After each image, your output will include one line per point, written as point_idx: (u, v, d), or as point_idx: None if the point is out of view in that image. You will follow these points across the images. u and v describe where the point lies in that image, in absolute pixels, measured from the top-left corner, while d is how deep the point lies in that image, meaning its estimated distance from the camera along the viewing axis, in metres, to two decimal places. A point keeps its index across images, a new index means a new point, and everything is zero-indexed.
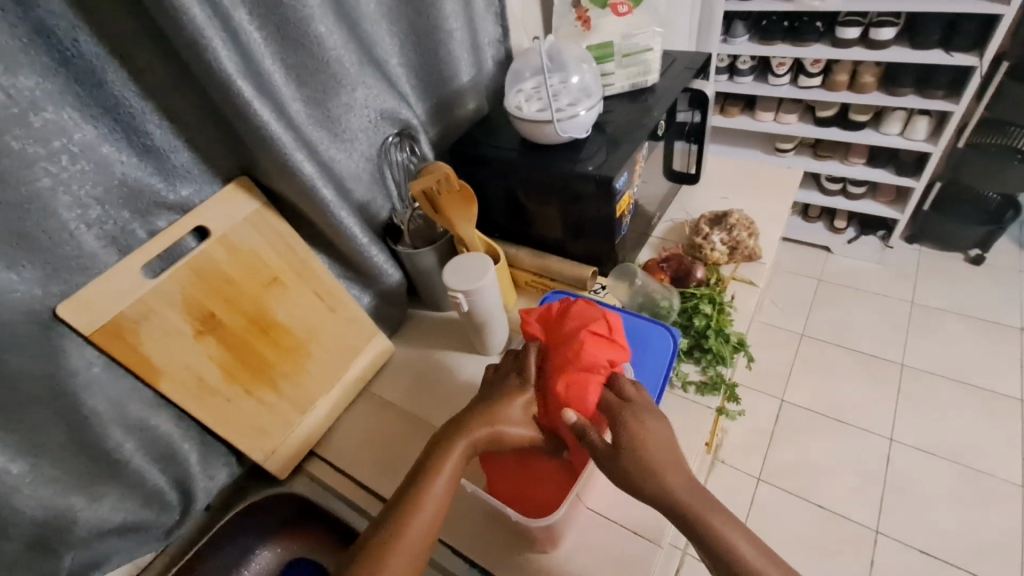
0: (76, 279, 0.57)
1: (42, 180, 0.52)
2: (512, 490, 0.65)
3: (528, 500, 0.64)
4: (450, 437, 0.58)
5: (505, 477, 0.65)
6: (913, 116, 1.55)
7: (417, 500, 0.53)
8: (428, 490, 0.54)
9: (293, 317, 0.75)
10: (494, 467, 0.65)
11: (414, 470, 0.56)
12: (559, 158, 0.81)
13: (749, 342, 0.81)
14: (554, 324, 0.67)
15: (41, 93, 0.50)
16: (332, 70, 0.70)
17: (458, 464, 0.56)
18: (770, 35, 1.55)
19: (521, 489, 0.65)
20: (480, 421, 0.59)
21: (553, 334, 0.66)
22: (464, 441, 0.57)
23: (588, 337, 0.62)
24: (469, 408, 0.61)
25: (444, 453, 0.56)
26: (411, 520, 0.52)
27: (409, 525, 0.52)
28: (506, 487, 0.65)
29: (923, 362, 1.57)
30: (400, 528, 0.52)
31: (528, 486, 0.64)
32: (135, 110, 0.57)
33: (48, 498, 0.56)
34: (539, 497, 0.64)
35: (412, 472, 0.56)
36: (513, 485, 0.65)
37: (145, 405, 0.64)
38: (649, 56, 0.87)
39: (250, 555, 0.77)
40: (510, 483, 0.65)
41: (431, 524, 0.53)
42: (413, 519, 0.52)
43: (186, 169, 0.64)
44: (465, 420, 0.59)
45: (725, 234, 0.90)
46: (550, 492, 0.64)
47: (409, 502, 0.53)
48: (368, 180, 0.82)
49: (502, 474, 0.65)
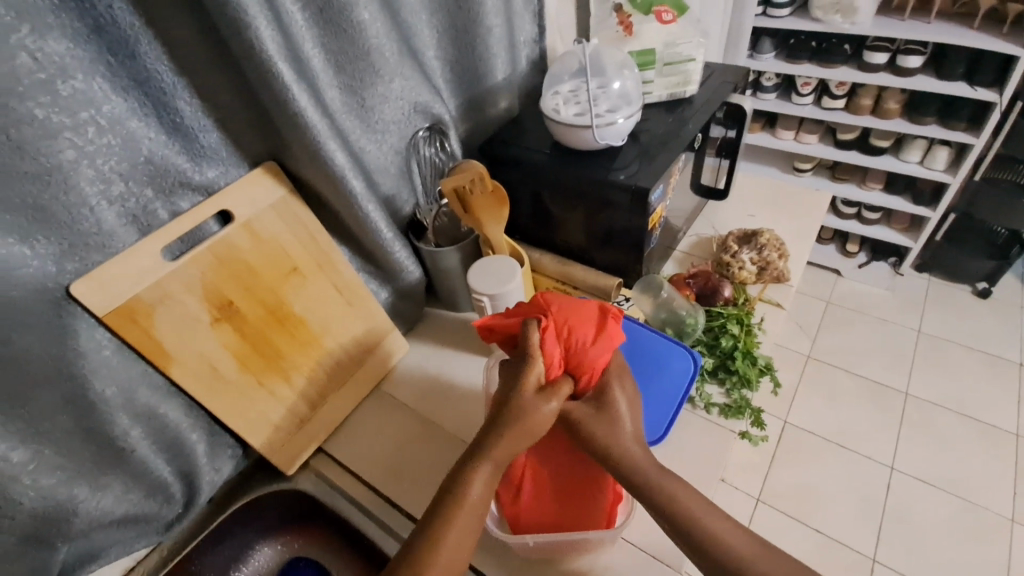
0: (92, 257, 0.54)
1: (65, 152, 0.49)
2: (551, 517, 0.61)
3: (575, 520, 0.61)
4: (472, 458, 0.53)
5: (536, 497, 0.62)
6: (934, 146, 1.54)
7: (441, 528, 0.50)
8: (454, 518, 0.50)
9: (310, 309, 0.73)
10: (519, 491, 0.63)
11: (437, 498, 0.52)
12: (592, 165, 0.79)
13: (775, 367, 0.79)
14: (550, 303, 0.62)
15: (71, 60, 0.47)
16: (371, 59, 0.67)
17: (484, 481, 0.53)
18: (798, 53, 1.53)
19: (560, 512, 0.61)
20: (504, 437, 0.53)
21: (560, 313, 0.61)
22: (487, 462, 0.53)
23: (608, 322, 0.61)
24: (493, 420, 0.55)
25: (466, 479, 0.52)
26: (436, 549, 0.49)
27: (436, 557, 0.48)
28: (545, 510, 0.61)
29: (927, 392, 1.56)
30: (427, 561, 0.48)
31: (567, 500, 0.62)
32: (166, 84, 0.55)
33: (49, 487, 0.53)
34: (586, 513, 0.61)
35: (436, 499, 0.52)
36: (550, 512, 0.61)
37: (155, 392, 0.61)
38: (690, 66, 0.85)
39: (251, 551, 0.75)
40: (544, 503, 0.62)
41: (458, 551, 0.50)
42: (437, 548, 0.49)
43: (213, 150, 0.62)
44: (488, 433, 0.54)
45: (754, 253, 0.88)
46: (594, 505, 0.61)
47: (434, 533, 0.49)
48: (395, 172, 0.79)
49: (532, 496, 0.62)
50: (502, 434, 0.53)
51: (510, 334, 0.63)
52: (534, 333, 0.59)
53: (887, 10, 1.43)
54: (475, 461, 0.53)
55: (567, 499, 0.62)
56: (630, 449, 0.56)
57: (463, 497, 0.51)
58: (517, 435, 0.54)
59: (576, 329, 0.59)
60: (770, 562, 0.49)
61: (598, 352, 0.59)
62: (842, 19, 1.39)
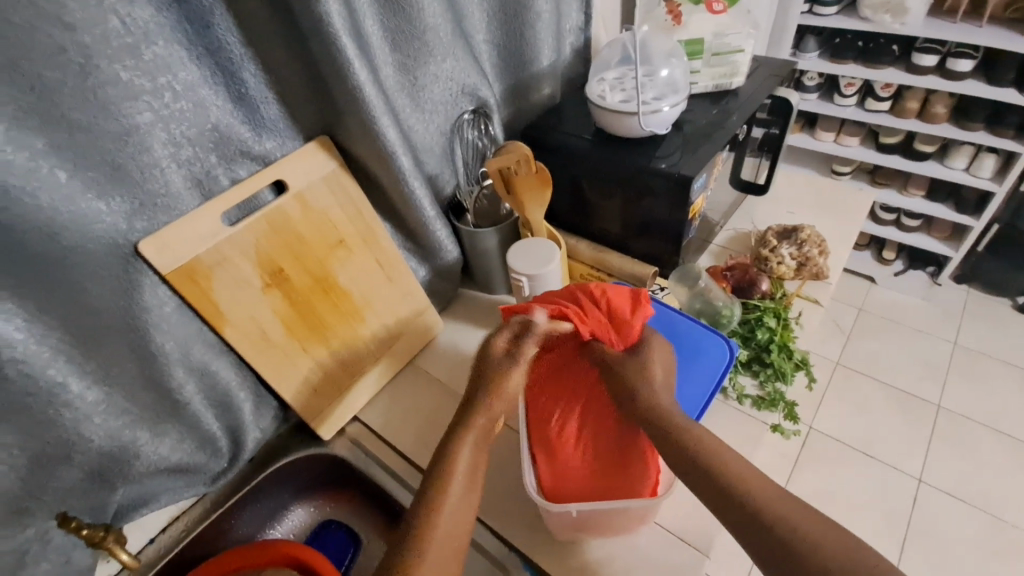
0: (159, 217, 0.57)
1: (142, 114, 0.52)
2: (593, 486, 0.61)
3: (617, 490, 0.60)
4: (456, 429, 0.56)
5: (576, 464, 0.62)
6: (981, 153, 1.49)
7: (440, 494, 0.51)
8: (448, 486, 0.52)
9: (353, 280, 0.75)
10: (560, 459, 0.62)
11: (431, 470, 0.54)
12: (634, 153, 0.79)
13: (811, 362, 0.79)
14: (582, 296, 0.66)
15: (154, 26, 0.50)
16: (426, 38, 0.69)
17: (471, 449, 0.55)
18: (843, 53, 1.49)
19: (601, 481, 0.61)
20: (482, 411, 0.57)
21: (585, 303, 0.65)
22: (472, 432, 0.56)
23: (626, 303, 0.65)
24: (469, 395, 0.60)
25: (453, 450, 0.55)
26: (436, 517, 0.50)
27: (439, 522, 0.50)
28: (586, 479, 0.61)
29: (959, 407, 1.52)
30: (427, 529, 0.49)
31: (608, 468, 0.62)
32: (235, 55, 0.57)
33: (116, 429, 0.57)
34: (625, 486, 0.60)
35: (428, 472, 0.54)
36: (589, 483, 0.61)
37: (208, 350, 0.64)
38: (738, 57, 0.85)
39: (286, 511, 0.78)
40: (584, 470, 0.62)
41: (460, 516, 0.51)
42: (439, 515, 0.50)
43: (273, 122, 0.64)
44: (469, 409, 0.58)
45: (794, 248, 0.88)
46: (638, 473, 0.60)
47: (433, 503, 0.51)
48: (440, 153, 0.81)
49: (573, 463, 0.62)
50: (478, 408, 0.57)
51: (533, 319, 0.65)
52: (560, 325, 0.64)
53: (938, 11, 1.38)
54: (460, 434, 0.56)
55: (608, 467, 0.62)
56: (662, 399, 0.57)
57: (453, 465, 0.53)
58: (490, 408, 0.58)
59: (612, 304, 0.65)
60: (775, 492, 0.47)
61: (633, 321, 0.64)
62: (891, 20, 1.36)
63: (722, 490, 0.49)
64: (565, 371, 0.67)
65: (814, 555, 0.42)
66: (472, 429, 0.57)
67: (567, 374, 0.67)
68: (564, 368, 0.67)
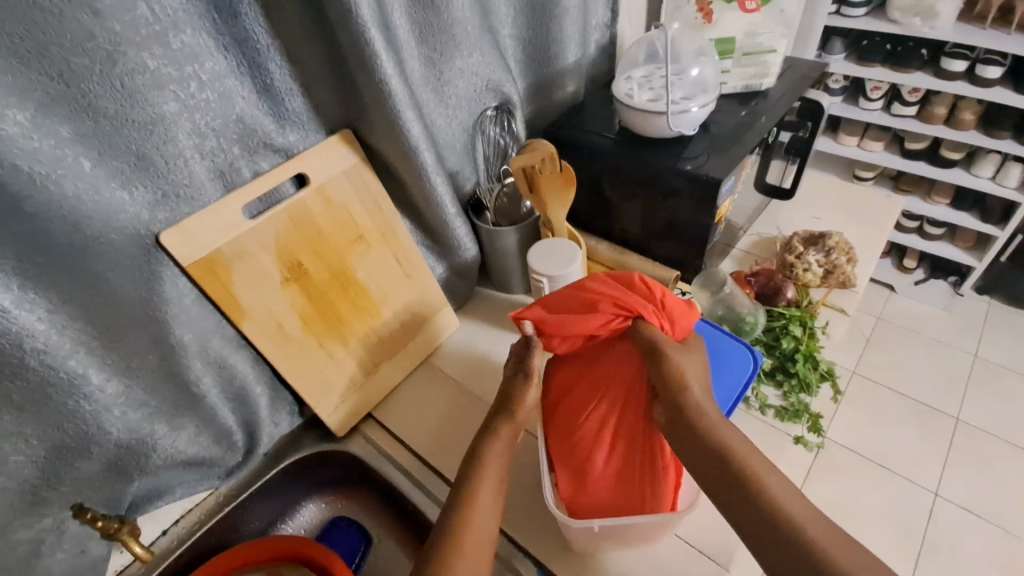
0: (181, 208, 0.56)
1: (169, 103, 0.51)
2: (614, 499, 0.60)
3: (639, 504, 0.60)
4: (483, 437, 0.59)
5: (599, 478, 0.60)
6: (1008, 161, 1.45)
7: (465, 502, 0.53)
8: (476, 490, 0.54)
9: (371, 277, 0.74)
10: (581, 471, 0.61)
11: (458, 478, 0.56)
12: (660, 153, 0.77)
13: (837, 373, 0.77)
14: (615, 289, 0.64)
15: (183, 14, 0.49)
16: (453, 32, 0.68)
17: (499, 459, 0.58)
18: (870, 56, 1.45)
19: (622, 493, 0.60)
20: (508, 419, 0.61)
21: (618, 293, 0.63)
22: (497, 439, 0.59)
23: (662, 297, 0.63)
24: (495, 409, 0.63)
25: (482, 453, 0.58)
26: (468, 522, 0.52)
27: (467, 531, 0.51)
28: (606, 491, 0.60)
29: (986, 422, 1.42)
30: (458, 535, 0.50)
31: (632, 479, 0.60)
32: (261, 45, 0.56)
33: (133, 422, 0.56)
34: (648, 501, 0.59)
35: (456, 482, 0.56)
36: (610, 496, 0.60)
37: (227, 343, 0.63)
38: (770, 57, 0.83)
39: (297, 506, 0.78)
40: (608, 482, 0.60)
41: (489, 517, 0.53)
42: (469, 518, 0.52)
43: (297, 114, 0.63)
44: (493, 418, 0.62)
45: (822, 255, 0.85)
46: (662, 487, 0.59)
47: (459, 511, 0.52)
48: (461, 149, 0.80)
49: (595, 477, 0.60)
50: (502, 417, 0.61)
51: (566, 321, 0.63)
52: (598, 317, 0.61)
53: (968, 15, 1.34)
54: (488, 437, 0.59)
55: (631, 479, 0.60)
56: (702, 409, 0.56)
57: (482, 469, 0.56)
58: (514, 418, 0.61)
59: (666, 295, 0.63)
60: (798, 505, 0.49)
61: (686, 314, 0.63)
62: (921, 23, 1.32)
63: (745, 495, 0.50)
64: (610, 364, 0.62)
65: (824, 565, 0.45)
66: (498, 437, 0.60)
67: (611, 368, 0.62)
68: (608, 360, 0.63)
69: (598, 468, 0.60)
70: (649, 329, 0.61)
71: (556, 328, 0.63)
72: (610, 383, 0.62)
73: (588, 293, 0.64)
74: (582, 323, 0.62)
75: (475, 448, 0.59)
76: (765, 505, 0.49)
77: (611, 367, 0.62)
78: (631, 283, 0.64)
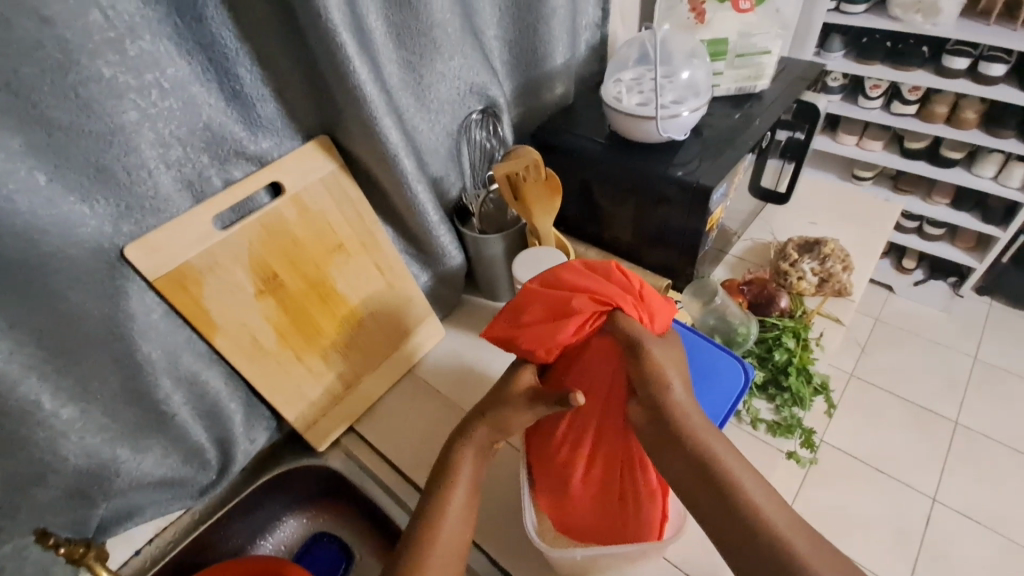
0: (147, 220, 0.54)
1: (128, 113, 0.48)
2: (597, 520, 0.59)
3: (624, 530, 0.58)
4: (457, 440, 0.58)
5: (580, 500, 0.60)
6: (1011, 160, 1.42)
7: (435, 518, 0.52)
8: (447, 504, 0.53)
9: (351, 287, 0.72)
10: (562, 493, 0.60)
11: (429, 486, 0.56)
12: (650, 159, 0.75)
13: (831, 386, 0.75)
14: (593, 282, 0.59)
15: (140, 19, 0.46)
16: (433, 34, 0.65)
17: (471, 468, 0.57)
18: (870, 53, 1.42)
19: (605, 516, 0.59)
20: (487, 426, 0.58)
21: (596, 289, 0.59)
22: (470, 447, 0.58)
23: (640, 290, 0.60)
24: (473, 415, 0.60)
25: (454, 461, 0.57)
26: (437, 539, 0.51)
27: (434, 546, 0.50)
28: (589, 514, 0.59)
29: (978, 424, 1.41)
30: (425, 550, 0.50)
31: (614, 498, 0.59)
32: (229, 50, 0.54)
33: (94, 446, 0.54)
34: (633, 527, 0.58)
35: (426, 491, 0.55)
36: (592, 518, 0.60)
37: (198, 359, 0.61)
38: (764, 59, 0.80)
39: (277, 522, 0.76)
40: (589, 504, 0.60)
41: (460, 530, 0.53)
42: (438, 535, 0.51)
43: (270, 120, 0.61)
44: (469, 423, 0.59)
45: (816, 263, 0.83)
46: (644, 504, 0.57)
47: (427, 525, 0.52)
48: (445, 154, 0.78)
49: (574, 498, 0.60)
50: (478, 422, 0.58)
51: (544, 323, 0.59)
52: (576, 317, 0.57)
53: (971, 12, 1.31)
54: (461, 444, 0.58)
55: (611, 497, 0.59)
56: (687, 418, 0.52)
57: (454, 479, 0.55)
58: (492, 426, 0.58)
59: (644, 289, 0.60)
60: (780, 514, 0.46)
61: (665, 308, 0.61)
62: (923, 20, 1.29)
63: (726, 504, 0.47)
64: (590, 366, 0.59)
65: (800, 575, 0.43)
66: (470, 443, 0.58)
67: (590, 371, 0.59)
68: (586, 362, 0.59)
69: (580, 489, 0.60)
70: (629, 322, 0.57)
71: (534, 332, 0.59)
72: (588, 386, 0.59)
73: (564, 289, 0.60)
74: (558, 325, 0.58)
75: (448, 456, 0.57)
76: (745, 514, 0.46)
77: (589, 368, 0.59)
78: (608, 274, 0.61)
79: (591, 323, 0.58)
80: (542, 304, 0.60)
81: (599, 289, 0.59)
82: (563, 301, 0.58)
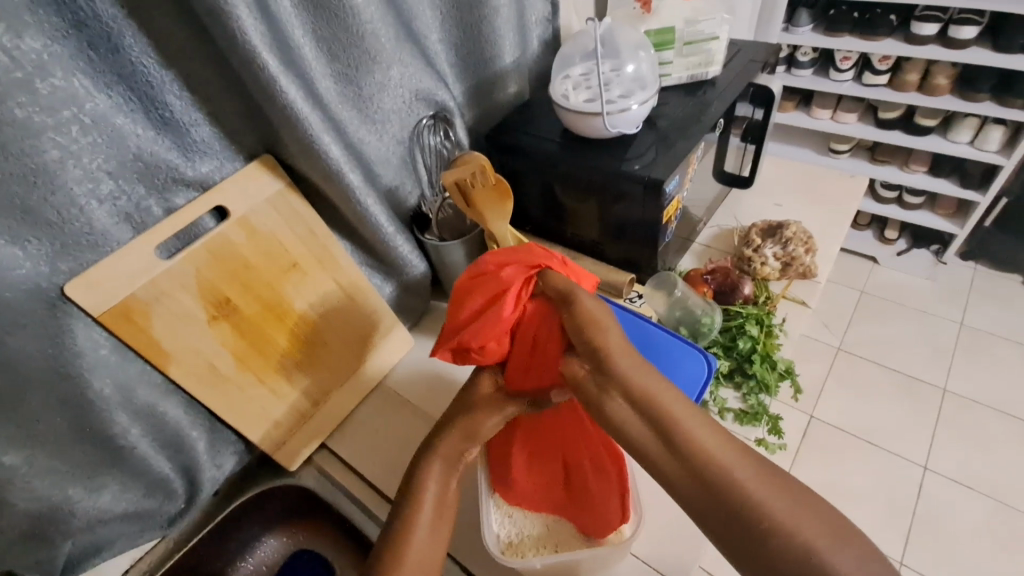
0: (86, 257, 0.53)
1: (49, 151, 0.47)
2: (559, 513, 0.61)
3: (586, 517, 0.59)
4: (424, 455, 0.56)
5: (538, 494, 0.62)
6: (987, 124, 1.41)
7: (405, 531, 0.50)
8: (414, 520, 0.50)
9: (310, 304, 0.72)
10: (523, 493, 0.62)
11: (395, 508, 0.53)
12: (603, 154, 0.74)
13: (797, 371, 0.76)
14: (516, 260, 0.60)
15: (49, 57, 0.45)
16: (366, 44, 0.64)
17: (443, 480, 0.54)
18: (837, 25, 1.40)
19: (566, 507, 0.61)
20: (457, 436, 0.57)
21: (518, 265, 0.60)
22: (437, 461, 0.55)
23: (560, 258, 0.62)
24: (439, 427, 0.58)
25: (421, 477, 0.54)
26: (405, 554, 0.48)
27: (404, 562, 0.48)
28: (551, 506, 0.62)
29: (967, 389, 1.39)
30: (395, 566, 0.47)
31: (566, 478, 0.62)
32: (152, 78, 0.53)
33: (45, 488, 0.54)
34: (594, 516, 0.59)
35: (395, 506, 0.53)
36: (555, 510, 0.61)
37: (155, 390, 0.61)
38: (712, 45, 0.79)
39: (256, 542, 0.76)
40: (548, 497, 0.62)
41: (434, 540, 0.50)
42: (406, 553, 0.48)
43: (207, 144, 0.60)
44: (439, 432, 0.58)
45: (778, 248, 0.83)
46: (591, 473, 0.60)
47: (396, 540, 0.49)
48: (398, 163, 0.77)
49: (534, 494, 0.62)
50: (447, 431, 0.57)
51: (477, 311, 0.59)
52: (506, 295, 0.58)
53: None
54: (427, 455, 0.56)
55: (568, 488, 0.61)
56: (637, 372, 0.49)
57: (421, 492, 0.53)
58: (462, 433, 0.57)
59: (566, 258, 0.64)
60: (736, 457, 0.42)
61: (588, 275, 0.64)
62: None
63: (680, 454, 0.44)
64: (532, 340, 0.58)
65: (756, 513, 0.39)
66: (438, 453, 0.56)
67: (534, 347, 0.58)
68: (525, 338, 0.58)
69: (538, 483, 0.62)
70: (558, 281, 0.58)
71: (471, 327, 0.58)
72: (529, 359, 0.58)
73: (490, 273, 0.60)
74: (494, 305, 0.58)
75: (415, 471, 0.55)
76: (701, 461, 0.43)
77: (528, 340, 0.58)
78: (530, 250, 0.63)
79: (521, 297, 0.59)
80: (474, 290, 0.60)
81: (524, 262, 0.60)
82: (495, 280, 0.59)
